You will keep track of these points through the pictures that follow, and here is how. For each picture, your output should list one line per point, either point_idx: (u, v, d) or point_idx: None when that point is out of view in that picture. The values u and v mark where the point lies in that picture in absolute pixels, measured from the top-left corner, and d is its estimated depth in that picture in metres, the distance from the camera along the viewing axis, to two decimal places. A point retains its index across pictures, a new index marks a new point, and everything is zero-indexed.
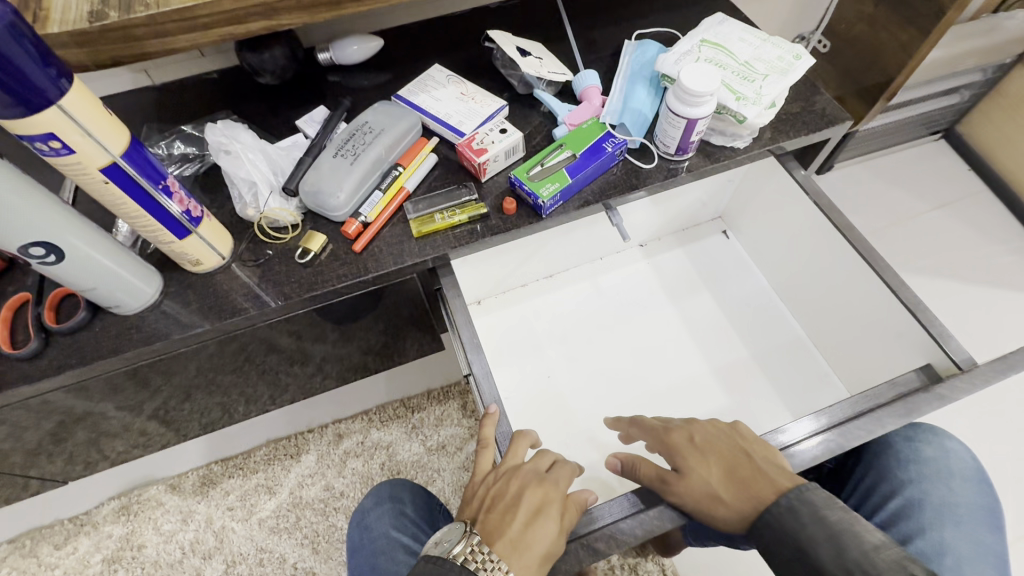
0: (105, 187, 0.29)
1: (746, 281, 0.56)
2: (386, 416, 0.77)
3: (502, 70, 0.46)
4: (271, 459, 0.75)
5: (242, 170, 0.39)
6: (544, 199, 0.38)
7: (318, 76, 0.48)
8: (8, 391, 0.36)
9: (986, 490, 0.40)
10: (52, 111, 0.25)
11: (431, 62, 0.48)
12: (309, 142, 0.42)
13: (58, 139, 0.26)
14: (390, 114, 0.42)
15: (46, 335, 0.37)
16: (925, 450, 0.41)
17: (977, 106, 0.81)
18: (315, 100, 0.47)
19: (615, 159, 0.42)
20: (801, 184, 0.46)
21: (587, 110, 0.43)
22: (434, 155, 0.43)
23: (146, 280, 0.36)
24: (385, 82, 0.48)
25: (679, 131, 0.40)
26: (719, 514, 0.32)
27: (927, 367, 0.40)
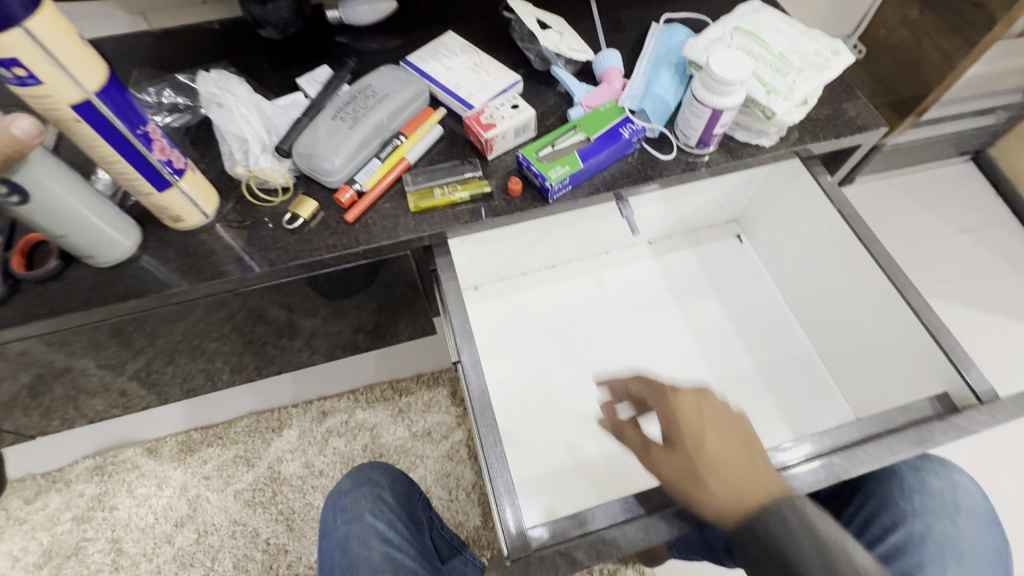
0: (77, 126, 0.27)
1: (756, 289, 0.54)
2: (373, 398, 0.75)
3: (519, 43, 0.43)
4: (252, 431, 0.73)
5: (233, 125, 0.37)
6: (552, 181, 0.36)
7: (326, 35, 0.45)
8: None
9: (993, 527, 0.38)
10: (16, 34, 0.23)
11: (446, 29, 0.46)
12: (309, 102, 0.40)
13: (23, 66, 0.24)
14: (397, 79, 0.39)
15: (12, 282, 0.34)
16: (931, 481, 0.39)
17: (1012, 130, 0.78)
18: (321, 59, 0.44)
19: (631, 146, 0.39)
20: (825, 191, 0.44)
21: (605, 93, 0.41)
22: (439, 127, 0.40)
23: (126, 233, 0.34)
24: (396, 47, 0.45)
25: (702, 122, 0.37)
26: (700, 501, 0.30)
27: (943, 397, 0.37)
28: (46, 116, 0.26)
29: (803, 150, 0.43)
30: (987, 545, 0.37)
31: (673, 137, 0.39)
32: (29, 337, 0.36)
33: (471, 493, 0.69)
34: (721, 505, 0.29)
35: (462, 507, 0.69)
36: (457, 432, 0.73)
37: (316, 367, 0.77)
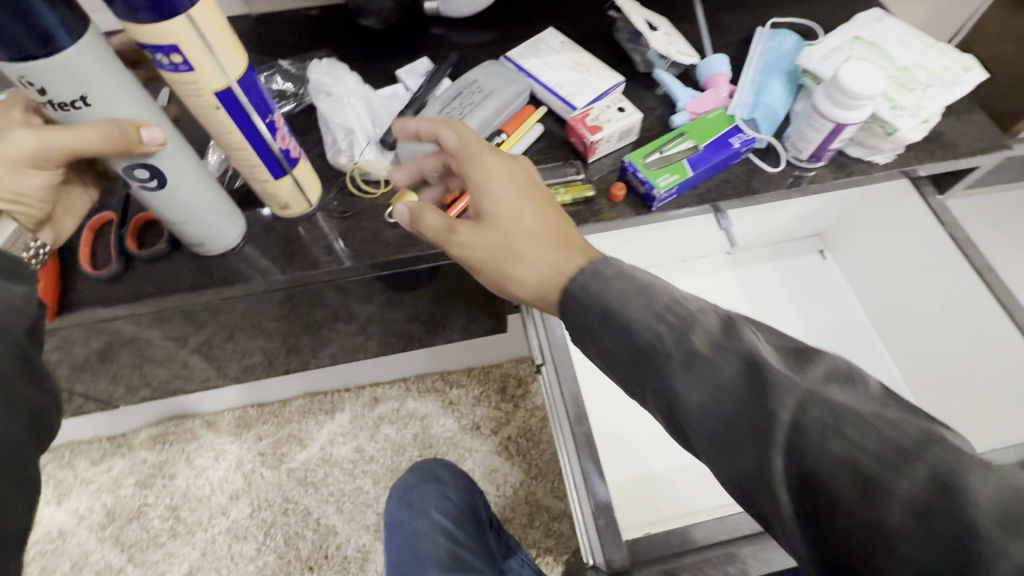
0: (216, 112, 0.27)
1: (840, 308, 0.52)
2: (424, 387, 0.76)
3: (625, 44, 0.42)
4: (306, 411, 0.75)
5: (340, 116, 0.37)
6: (660, 189, 0.35)
7: (423, 26, 0.45)
8: (85, 311, 0.35)
9: None
10: (179, 22, 0.23)
11: (545, 24, 0.45)
12: (411, 94, 0.40)
13: (179, 53, 0.24)
14: (500, 75, 0.39)
15: (126, 259, 0.35)
16: None
17: None
18: (418, 50, 0.44)
19: (738, 157, 0.38)
20: (936, 211, 0.43)
21: (713, 99, 0.40)
22: (539, 126, 0.39)
23: (235, 226, 0.35)
24: (494, 41, 0.45)
25: (819, 135, 0.36)
26: (573, 310, 0.27)
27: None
28: (188, 101, 0.26)
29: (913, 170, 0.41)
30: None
31: (783, 148, 0.38)
32: (136, 314, 0.37)
33: (518, 490, 0.69)
34: (540, 268, 0.28)
35: (509, 504, 0.69)
36: (507, 429, 0.73)
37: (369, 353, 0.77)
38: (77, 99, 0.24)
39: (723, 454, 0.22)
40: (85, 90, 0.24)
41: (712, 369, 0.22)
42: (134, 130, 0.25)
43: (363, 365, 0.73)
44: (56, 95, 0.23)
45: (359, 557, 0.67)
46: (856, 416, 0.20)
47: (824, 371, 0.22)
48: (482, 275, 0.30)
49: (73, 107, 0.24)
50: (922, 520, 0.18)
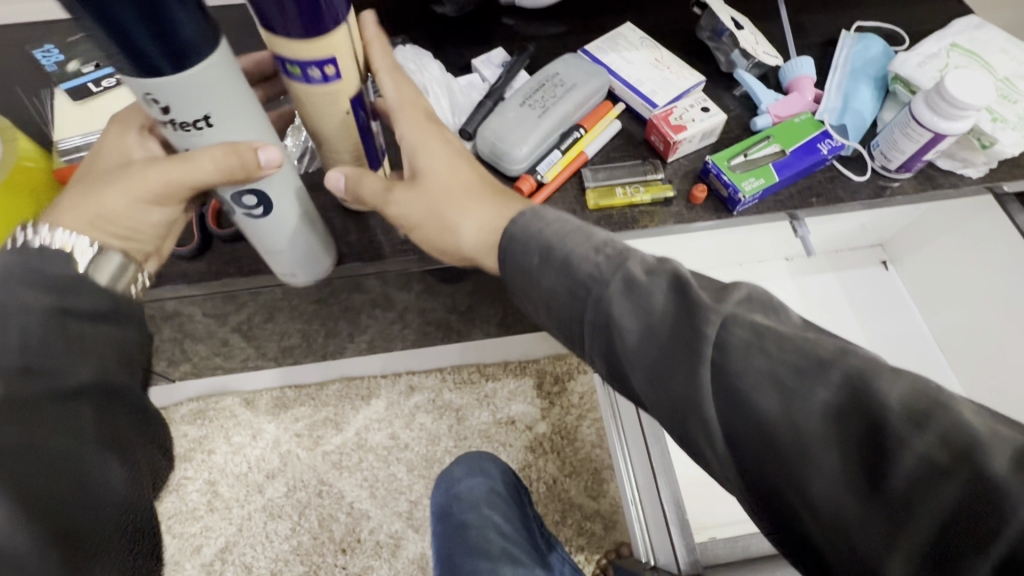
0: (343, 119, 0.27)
1: (901, 323, 0.51)
2: (460, 379, 0.76)
3: (708, 43, 0.41)
4: (343, 396, 0.75)
5: None
6: (746, 193, 0.34)
7: (497, 15, 0.45)
8: (165, 287, 0.35)
9: None
10: (337, 34, 0.23)
11: (621, 18, 0.44)
12: (489, 85, 0.39)
13: (332, 63, 0.24)
14: (581, 68, 0.38)
15: (206, 238, 0.35)
16: None
17: None
18: (492, 40, 0.43)
19: (824, 163, 0.37)
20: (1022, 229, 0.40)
21: (797, 102, 0.38)
22: (617, 122, 0.39)
23: (325, 255, 0.33)
24: (568, 34, 0.44)
25: (915, 145, 0.34)
26: (509, 258, 0.26)
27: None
28: (313, 111, 0.27)
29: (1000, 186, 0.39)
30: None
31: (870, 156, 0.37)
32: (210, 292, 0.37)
33: (551, 487, 0.69)
34: (477, 221, 0.28)
35: (541, 500, 0.69)
36: (541, 425, 0.73)
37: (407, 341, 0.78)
38: (201, 119, 0.22)
39: (648, 381, 0.22)
40: (212, 109, 0.22)
41: (648, 302, 0.22)
42: (252, 152, 0.24)
43: (402, 353, 0.73)
44: (181, 115, 0.22)
45: (391, 543, 0.67)
46: (777, 334, 0.20)
47: (745, 297, 0.22)
48: (416, 233, 0.30)
49: (196, 127, 0.22)
50: (839, 428, 0.18)
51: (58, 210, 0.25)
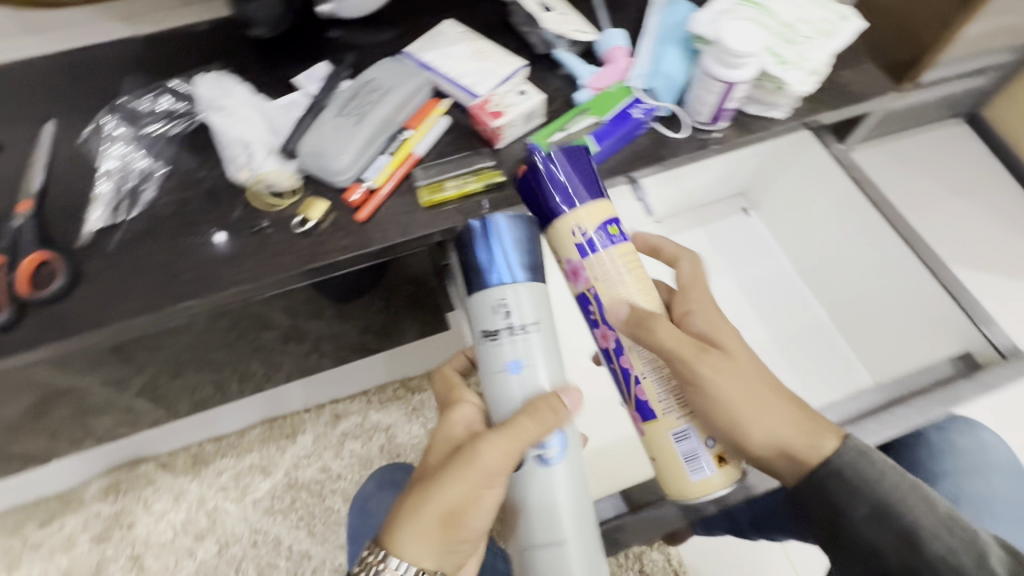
0: None
1: (767, 263, 0.54)
2: (385, 398, 0.75)
3: (520, 27, 0.42)
4: (266, 439, 0.73)
5: (234, 129, 0.36)
6: (567, 167, 0.36)
7: (320, 31, 0.44)
8: None
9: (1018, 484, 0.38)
10: None
11: (443, 16, 0.44)
12: (310, 100, 0.39)
13: None
14: (399, 71, 0.38)
15: (20, 306, 0.33)
16: (957, 440, 0.39)
17: (1005, 89, 0.78)
18: (316, 56, 0.43)
19: (642, 127, 0.39)
20: (839, 159, 0.44)
21: (612, 74, 0.40)
22: (446, 118, 0.39)
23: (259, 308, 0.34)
24: (392, 38, 0.44)
25: (714, 97, 0.36)
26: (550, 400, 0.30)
27: (967, 355, 0.38)
28: None
29: (812, 121, 0.42)
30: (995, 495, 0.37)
31: (685, 114, 0.39)
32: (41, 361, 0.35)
33: None
34: (783, 425, 0.29)
35: None
36: None
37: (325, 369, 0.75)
38: None
39: None
40: None
41: (950, 548, 0.26)
42: None
43: (318, 383, 0.71)
44: None
45: None
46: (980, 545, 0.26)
47: None
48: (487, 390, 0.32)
49: None
50: None
51: (416, 497, 0.28)
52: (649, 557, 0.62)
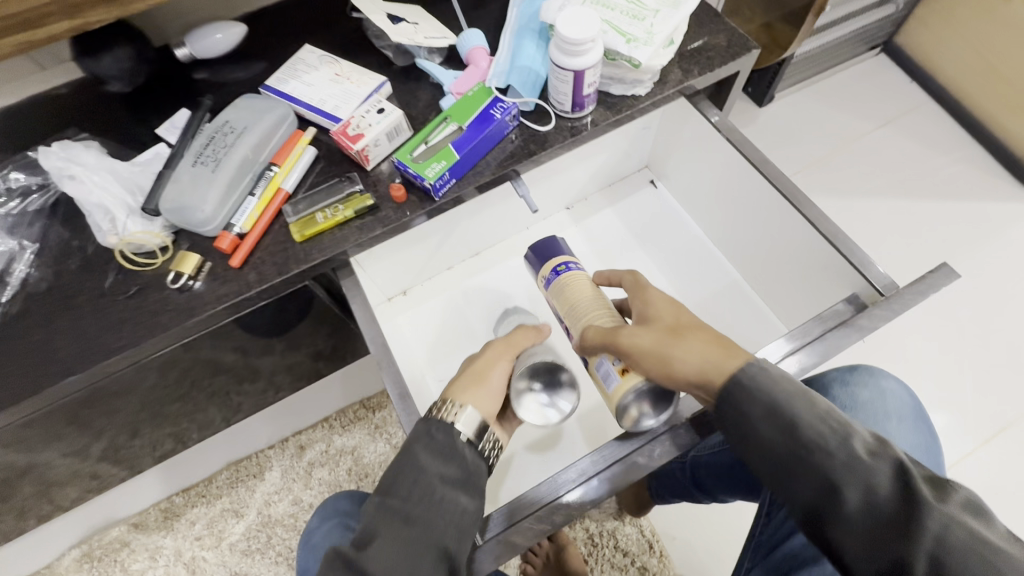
0: None
1: (678, 232, 0.54)
2: (347, 421, 0.75)
3: (374, 40, 0.42)
4: (234, 481, 0.73)
5: (91, 196, 0.35)
6: (430, 180, 0.36)
7: (180, 76, 0.43)
8: None
9: (921, 427, 0.39)
10: None
11: (303, 43, 0.44)
12: (170, 152, 0.38)
13: None
14: (254, 108, 0.38)
15: None
16: (860, 393, 0.40)
17: (914, 13, 0.78)
18: (178, 103, 0.42)
19: (508, 125, 0.39)
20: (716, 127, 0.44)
21: (472, 76, 0.40)
22: (313, 147, 0.39)
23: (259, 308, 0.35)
24: (254, 73, 0.43)
25: (569, 85, 0.36)
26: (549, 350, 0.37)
27: (853, 297, 0.38)
28: None
29: (685, 88, 0.42)
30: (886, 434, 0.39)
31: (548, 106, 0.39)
32: None
33: None
34: (703, 355, 0.29)
35: None
36: None
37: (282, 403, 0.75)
38: None
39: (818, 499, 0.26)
40: None
41: (823, 434, 0.26)
42: None
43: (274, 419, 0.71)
44: None
45: None
46: (858, 450, 0.26)
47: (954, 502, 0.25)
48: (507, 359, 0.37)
49: None
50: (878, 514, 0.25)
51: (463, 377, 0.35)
52: (623, 532, 0.63)
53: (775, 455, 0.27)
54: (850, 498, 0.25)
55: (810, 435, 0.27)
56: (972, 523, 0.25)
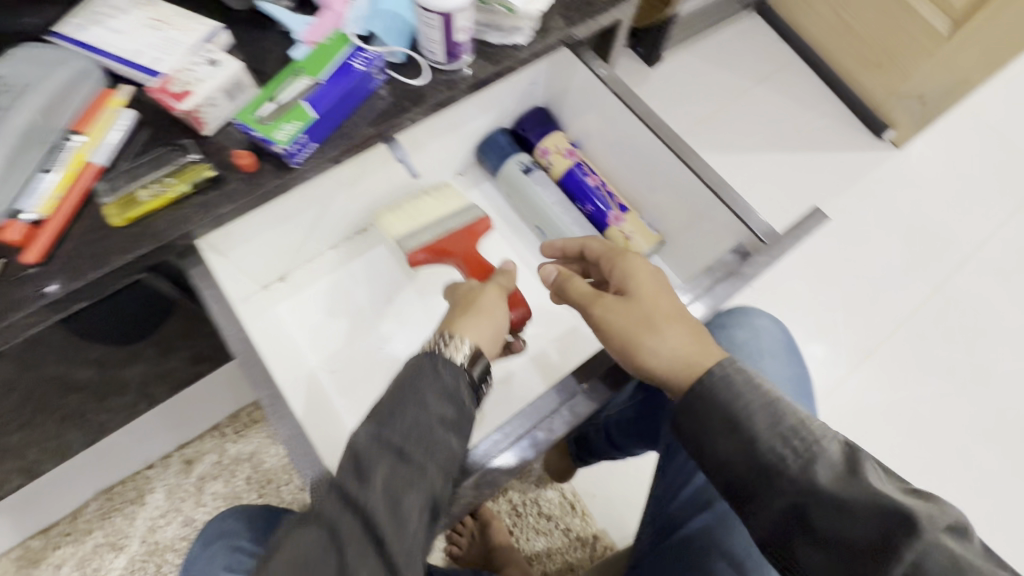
0: None
1: (711, 243, 0.97)
2: (403, 323, 1.07)
3: (541, 32, 0.84)
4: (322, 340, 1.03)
5: (402, 119, 0.77)
6: (279, 144, 0.68)
7: (416, 66, 0.79)
8: (239, 198, 0.70)
9: (785, 357, 0.87)
10: None
11: (483, 72, 0.81)
12: (428, 79, 0.79)
13: None
14: (414, 69, 0.79)
15: (260, 176, 0.71)
16: (739, 332, 0.87)
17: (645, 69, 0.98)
18: (409, 70, 0.79)
19: (379, 83, 0.77)
20: (810, 216, 0.79)
21: (329, 16, 0.77)
22: (421, 78, 0.79)
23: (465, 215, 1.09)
24: (455, 87, 0.80)
25: (435, 26, 0.72)
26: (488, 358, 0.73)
27: (743, 251, 0.84)
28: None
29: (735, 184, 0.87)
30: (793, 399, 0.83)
31: (416, 54, 0.78)
32: (252, 204, 0.72)
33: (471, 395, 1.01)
34: (664, 352, 0.66)
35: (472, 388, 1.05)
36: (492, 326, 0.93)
37: (401, 279, 1.09)
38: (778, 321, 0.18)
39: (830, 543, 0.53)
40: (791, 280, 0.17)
41: (838, 491, 0.54)
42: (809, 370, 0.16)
43: (369, 301, 1.07)
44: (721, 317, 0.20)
45: None
46: (841, 490, 0.53)
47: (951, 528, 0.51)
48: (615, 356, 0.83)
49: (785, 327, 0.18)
50: (877, 530, 0.51)
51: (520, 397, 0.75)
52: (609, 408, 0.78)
53: (769, 448, 0.57)
54: (805, 472, 0.55)
55: (782, 431, 0.57)
56: (949, 544, 0.50)
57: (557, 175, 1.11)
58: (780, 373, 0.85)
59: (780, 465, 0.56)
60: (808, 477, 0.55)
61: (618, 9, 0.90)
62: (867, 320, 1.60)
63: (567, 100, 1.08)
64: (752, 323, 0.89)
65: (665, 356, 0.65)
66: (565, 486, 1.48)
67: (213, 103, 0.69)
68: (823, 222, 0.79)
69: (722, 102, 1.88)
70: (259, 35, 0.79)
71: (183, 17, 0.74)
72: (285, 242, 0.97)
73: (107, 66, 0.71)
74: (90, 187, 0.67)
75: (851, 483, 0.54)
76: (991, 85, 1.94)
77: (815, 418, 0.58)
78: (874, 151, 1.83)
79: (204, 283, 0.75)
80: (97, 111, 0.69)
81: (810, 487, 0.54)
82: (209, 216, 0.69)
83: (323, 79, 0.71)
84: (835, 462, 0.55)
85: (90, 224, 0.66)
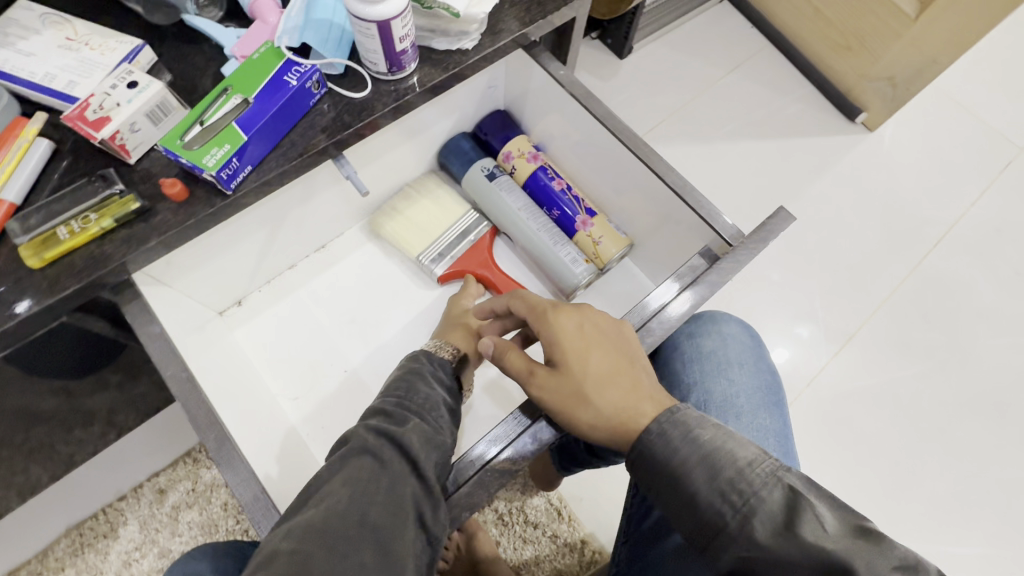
0: None
1: (681, 245, 0.95)
2: (369, 342, 1.03)
3: (491, 34, 0.80)
4: (284, 365, 0.99)
5: (344, 134, 0.73)
6: (208, 170, 0.63)
7: (358, 78, 0.75)
8: (170, 229, 0.66)
9: (755, 363, 0.86)
10: None
11: (430, 80, 0.77)
12: (371, 90, 0.74)
13: None
14: (357, 80, 0.75)
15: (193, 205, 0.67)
16: (706, 341, 0.86)
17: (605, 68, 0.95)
18: (351, 82, 0.75)
19: (318, 97, 0.72)
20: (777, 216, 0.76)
21: (262, 28, 0.72)
22: (364, 90, 0.74)
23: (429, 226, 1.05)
24: (400, 97, 0.75)
25: (370, 34, 0.67)
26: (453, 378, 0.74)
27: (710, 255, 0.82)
28: None
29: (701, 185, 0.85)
30: (762, 409, 0.81)
31: (356, 65, 0.73)
32: (186, 235, 0.68)
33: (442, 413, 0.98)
34: (603, 420, 0.64)
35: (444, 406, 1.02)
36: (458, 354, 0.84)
37: (366, 295, 1.05)
38: None
39: None
40: None
41: (777, 546, 0.51)
42: None
43: (333, 320, 1.03)
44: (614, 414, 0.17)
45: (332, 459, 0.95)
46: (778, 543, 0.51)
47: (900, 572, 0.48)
48: None
49: None
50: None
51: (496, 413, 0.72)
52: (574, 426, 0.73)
53: (709, 502, 0.55)
54: (744, 528, 0.53)
55: (720, 486, 0.55)
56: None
57: (522, 180, 1.07)
58: (752, 380, 0.84)
59: (717, 517, 0.55)
60: (747, 534, 0.53)
61: (573, 6, 0.86)
62: (848, 307, 1.59)
63: (528, 102, 1.05)
64: (719, 331, 0.87)
65: (605, 425, 0.64)
66: (551, 492, 1.46)
67: (136, 128, 0.64)
68: (790, 222, 0.76)
69: (694, 92, 1.84)
70: (188, 51, 0.73)
71: (100, 35, 0.69)
72: (238, 265, 0.92)
73: (19, 91, 0.66)
74: (4, 226, 0.62)
75: (788, 536, 0.50)
76: (961, 63, 1.93)
77: (759, 464, 0.55)
78: (848, 135, 1.81)
79: (142, 320, 0.70)
80: (8, 142, 0.64)
81: (749, 542, 0.52)
82: (138, 251, 0.64)
83: (254, 97, 0.67)
84: (773, 512, 0.52)
85: (7, 266, 0.62)
